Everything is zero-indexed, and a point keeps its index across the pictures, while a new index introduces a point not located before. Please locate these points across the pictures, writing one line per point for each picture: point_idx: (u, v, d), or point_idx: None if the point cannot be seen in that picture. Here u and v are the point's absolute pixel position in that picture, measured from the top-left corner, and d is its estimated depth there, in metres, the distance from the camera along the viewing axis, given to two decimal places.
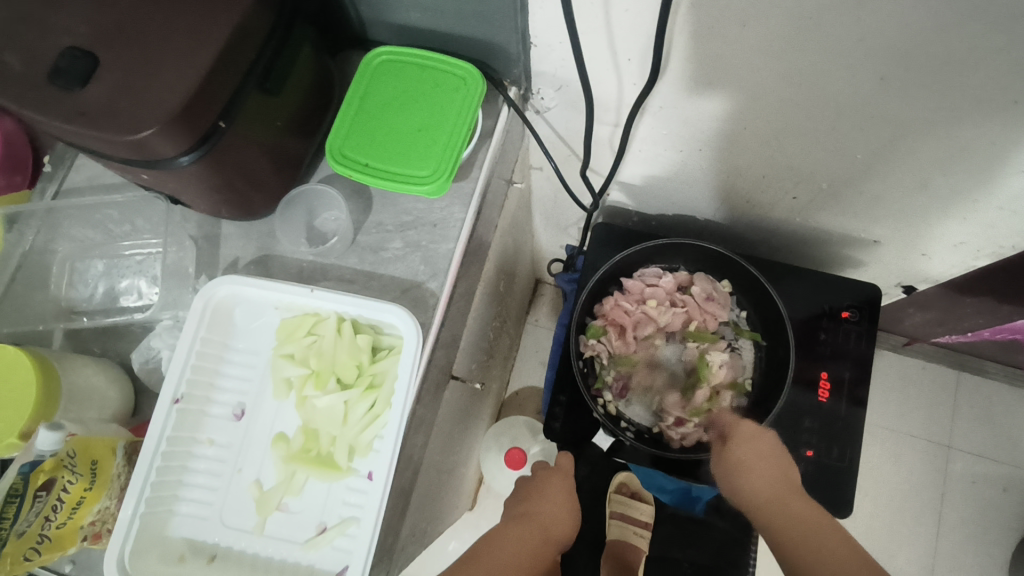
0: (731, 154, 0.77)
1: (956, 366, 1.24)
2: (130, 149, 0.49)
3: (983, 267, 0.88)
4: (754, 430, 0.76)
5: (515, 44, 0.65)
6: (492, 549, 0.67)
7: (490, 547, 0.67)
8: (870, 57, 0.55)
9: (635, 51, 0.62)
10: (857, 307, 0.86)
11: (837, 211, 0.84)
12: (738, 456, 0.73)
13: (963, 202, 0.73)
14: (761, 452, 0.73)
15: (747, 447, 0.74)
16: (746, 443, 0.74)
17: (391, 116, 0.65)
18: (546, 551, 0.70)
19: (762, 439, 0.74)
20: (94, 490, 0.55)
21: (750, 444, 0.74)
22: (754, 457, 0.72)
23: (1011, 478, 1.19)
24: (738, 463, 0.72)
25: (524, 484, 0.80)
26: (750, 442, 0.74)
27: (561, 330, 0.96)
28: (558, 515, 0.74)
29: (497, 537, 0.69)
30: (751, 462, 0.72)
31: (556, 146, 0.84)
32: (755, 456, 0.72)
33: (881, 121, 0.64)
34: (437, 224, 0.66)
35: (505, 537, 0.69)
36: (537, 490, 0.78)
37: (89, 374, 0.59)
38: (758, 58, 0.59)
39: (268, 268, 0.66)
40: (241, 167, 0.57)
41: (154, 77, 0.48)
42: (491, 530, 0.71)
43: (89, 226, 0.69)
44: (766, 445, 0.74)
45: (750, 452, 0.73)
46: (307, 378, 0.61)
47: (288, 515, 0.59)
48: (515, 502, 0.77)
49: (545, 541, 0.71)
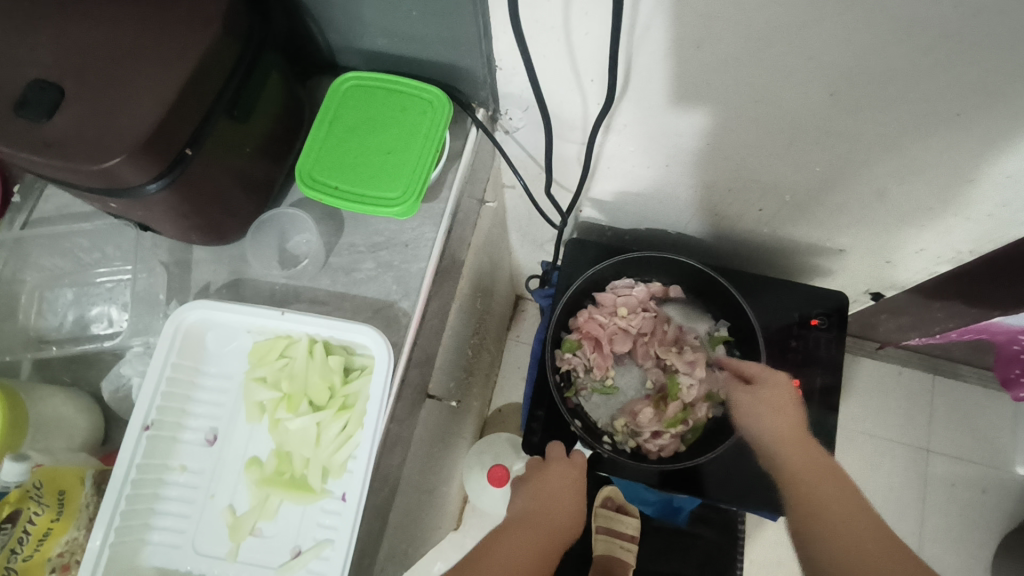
0: (697, 169, 0.79)
1: (930, 370, 1.27)
2: (95, 177, 0.49)
3: (945, 272, 0.90)
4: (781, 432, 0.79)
5: (480, 68, 0.67)
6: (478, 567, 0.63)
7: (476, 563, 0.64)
8: (817, 74, 0.58)
9: (598, 73, 0.64)
10: (825, 315, 0.88)
11: (800, 222, 0.86)
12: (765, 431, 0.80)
13: (916, 211, 0.76)
14: (797, 430, 0.78)
15: (778, 429, 0.79)
16: (767, 422, 0.80)
17: (359, 139, 0.66)
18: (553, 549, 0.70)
19: (798, 427, 0.78)
20: (62, 520, 0.54)
21: (783, 418, 0.79)
22: (784, 430, 0.78)
23: (988, 478, 1.21)
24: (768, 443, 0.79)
25: (533, 475, 0.80)
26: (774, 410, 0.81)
27: (537, 345, 0.96)
28: (561, 516, 0.74)
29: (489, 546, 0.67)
30: (784, 436, 0.77)
31: (527, 165, 0.86)
32: (790, 440, 0.77)
33: (835, 135, 0.66)
34: (408, 244, 0.67)
35: (508, 539, 0.68)
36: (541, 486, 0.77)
37: (57, 404, 0.59)
38: (712, 77, 0.61)
39: (240, 291, 0.66)
40: (209, 193, 0.57)
41: (120, 108, 0.48)
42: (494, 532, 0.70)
43: (58, 255, 0.68)
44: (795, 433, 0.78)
45: (790, 435, 0.77)
46: (279, 401, 0.62)
47: (263, 539, 0.59)
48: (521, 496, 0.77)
49: (549, 537, 0.71)
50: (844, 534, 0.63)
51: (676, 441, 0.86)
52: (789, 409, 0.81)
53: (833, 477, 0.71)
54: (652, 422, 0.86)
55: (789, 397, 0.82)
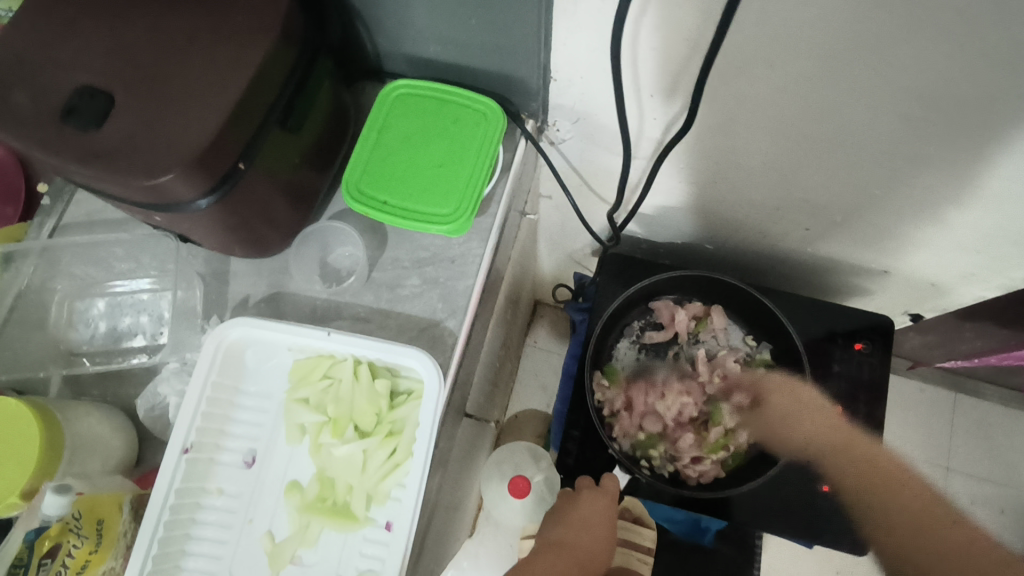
0: (744, 186, 0.77)
1: (953, 388, 1.25)
2: (145, 192, 0.46)
3: (990, 297, 0.88)
4: (789, 391, 0.85)
5: (535, 78, 0.64)
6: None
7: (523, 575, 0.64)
8: (895, 96, 0.55)
9: (659, 89, 0.61)
10: (869, 339, 0.85)
11: (848, 243, 0.83)
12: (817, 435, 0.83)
13: (972, 236, 0.74)
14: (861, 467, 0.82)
15: (818, 430, 0.83)
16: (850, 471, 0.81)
17: (409, 151, 0.63)
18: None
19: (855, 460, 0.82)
20: (99, 552, 0.51)
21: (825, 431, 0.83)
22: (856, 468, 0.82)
23: (1008, 500, 1.19)
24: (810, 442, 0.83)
25: (560, 506, 0.76)
26: (784, 408, 0.85)
27: (570, 360, 0.94)
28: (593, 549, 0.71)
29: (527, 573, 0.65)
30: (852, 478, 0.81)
31: (568, 176, 0.83)
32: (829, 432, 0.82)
33: (901, 159, 0.64)
34: (455, 260, 0.65)
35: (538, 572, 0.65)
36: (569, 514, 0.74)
37: (91, 423, 0.56)
38: (780, 96, 0.59)
39: (279, 306, 0.63)
40: (254, 206, 0.54)
41: (174, 118, 0.46)
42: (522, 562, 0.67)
43: (90, 264, 0.65)
44: (805, 415, 0.83)
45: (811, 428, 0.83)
46: (323, 425, 0.59)
47: (303, 569, 0.57)
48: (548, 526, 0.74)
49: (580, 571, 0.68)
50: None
51: (716, 467, 0.85)
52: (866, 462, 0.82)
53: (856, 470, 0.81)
54: (692, 448, 0.85)
55: (807, 389, 0.84)
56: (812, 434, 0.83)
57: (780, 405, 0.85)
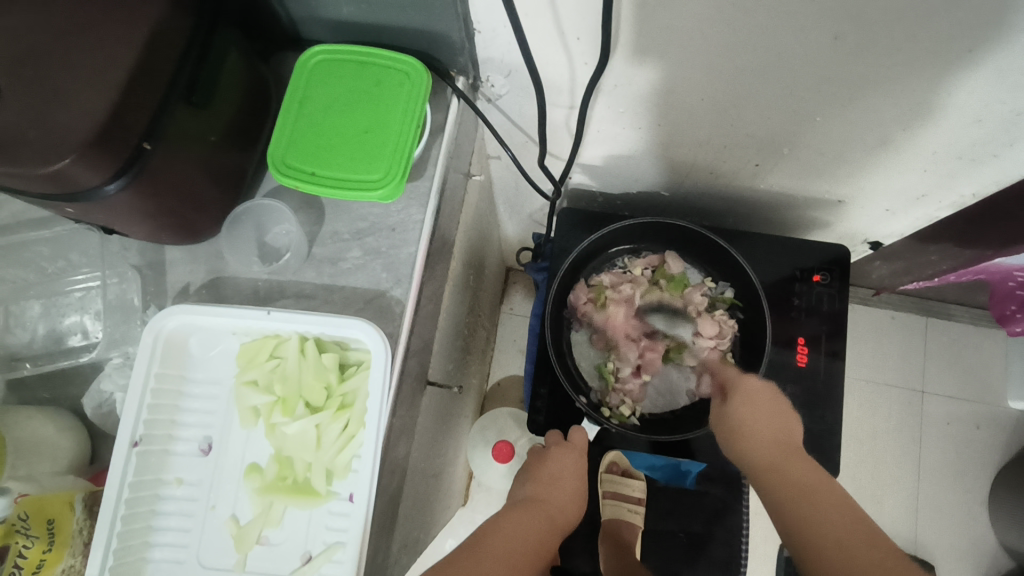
0: (688, 125, 0.75)
1: (923, 313, 1.24)
2: (46, 183, 0.45)
3: (947, 217, 0.87)
4: (770, 402, 0.74)
5: (458, 32, 0.62)
6: (493, 532, 0.66)
7: (491, 530, 0.66)
8: (820, 14, 0.53)
9: (585, 30, 0.58)
10: (828, 270, 0.86)
11: (799, 175, 0.83)
12: (757, 442, 0.68)
13: (917, 155, 0.73)
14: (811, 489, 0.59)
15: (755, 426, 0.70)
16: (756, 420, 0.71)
17: (333, 120, 0.61)
18: (553, 540, 0.70)
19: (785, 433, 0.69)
20: (54, 550, 0.54)
21: (766, 422, 0.71)
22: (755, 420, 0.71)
23: (983, 414, 1.19)
24: (739, 416, 0.72)
25: (534, 463, 0.79)
26: (759, 410, 0.72)
27: (534, 320, 0.94)
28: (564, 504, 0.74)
29: (501, 523, 0.67)
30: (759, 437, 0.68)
31: (512, 133, 0.81)
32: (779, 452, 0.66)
33: (838, 82, 0.62)
34: (396, 227, 0.63)
35: (509, 525, 0.67)
36: (546, 471, 0.77)
37: (35, 426, 0.56)
38: (708, 27, 0.56)
39: (221, 292, 0.62)
40: (175, 189, 0.53)
41: (63, 102, 0.44)
42: (497, 516, 0.69)
43: (20, 266, 0.64)
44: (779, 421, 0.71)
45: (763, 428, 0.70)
46: (274, 405, 0.59)
47: (270, 548, 0.57)
48: (520, 485, 0.77)
49: (551, 529, 0.70)
50: (821, 524, 0.55)
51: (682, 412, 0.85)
52: (773, 405, 0.73)
53: (782, 416, 0.72)
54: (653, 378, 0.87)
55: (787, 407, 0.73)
56: (751, 421, 0.71)
57: (750, 418, 0.71)
